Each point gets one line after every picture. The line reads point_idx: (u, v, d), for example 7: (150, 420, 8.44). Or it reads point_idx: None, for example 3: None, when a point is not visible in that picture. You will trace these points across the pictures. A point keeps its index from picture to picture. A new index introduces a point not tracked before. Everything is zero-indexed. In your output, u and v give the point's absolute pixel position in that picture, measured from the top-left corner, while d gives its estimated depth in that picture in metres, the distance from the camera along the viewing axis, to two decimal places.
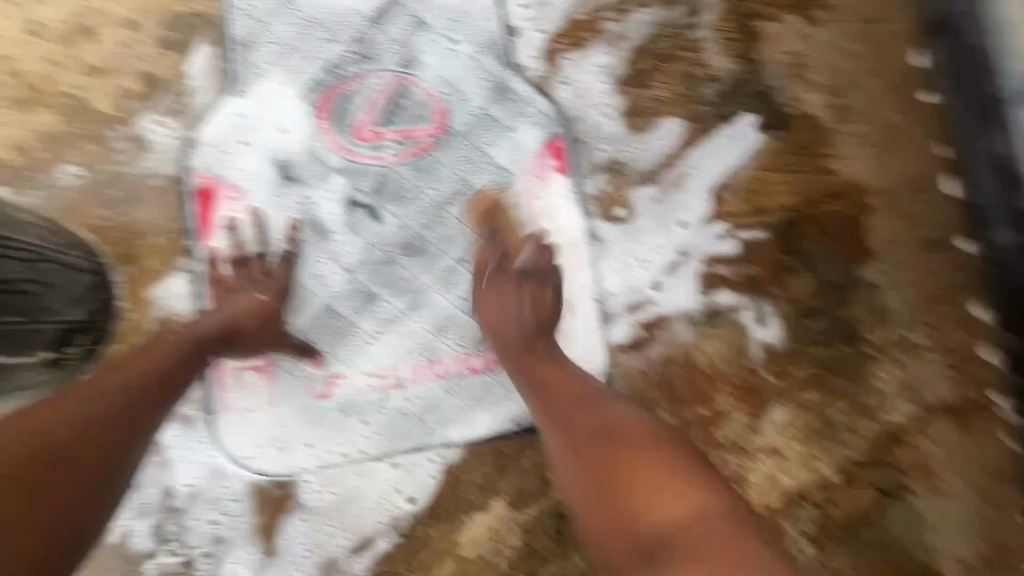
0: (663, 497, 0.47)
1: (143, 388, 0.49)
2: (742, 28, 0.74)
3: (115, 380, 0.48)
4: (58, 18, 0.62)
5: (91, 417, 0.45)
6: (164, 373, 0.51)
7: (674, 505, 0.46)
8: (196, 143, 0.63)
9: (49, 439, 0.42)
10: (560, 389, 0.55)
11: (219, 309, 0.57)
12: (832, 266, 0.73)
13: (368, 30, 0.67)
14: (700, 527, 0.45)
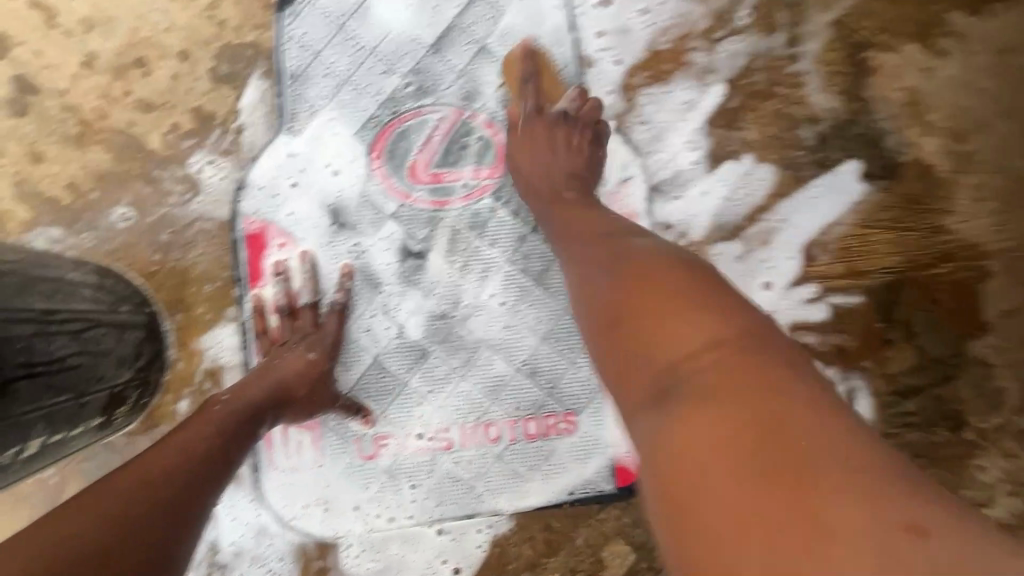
0: (676, 327, 0.36)
1: (201, 458, 0.44)
2: (851, 59, 0.64)
3: (168, 455, 0.43)
4: (111, 49, 0.59)
5: (146, 491, 0.40)
6: (222, 441, 0.46)
7: (686, 334, 0.35)
8: (246, 185, 0.59)
9: (99, 522, 0.37)
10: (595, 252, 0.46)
11: (266, 371, 0.53)
12: (940, 339, 0.64)
13: (427, 59, 0.61)
14: (730, 350, 0.34)
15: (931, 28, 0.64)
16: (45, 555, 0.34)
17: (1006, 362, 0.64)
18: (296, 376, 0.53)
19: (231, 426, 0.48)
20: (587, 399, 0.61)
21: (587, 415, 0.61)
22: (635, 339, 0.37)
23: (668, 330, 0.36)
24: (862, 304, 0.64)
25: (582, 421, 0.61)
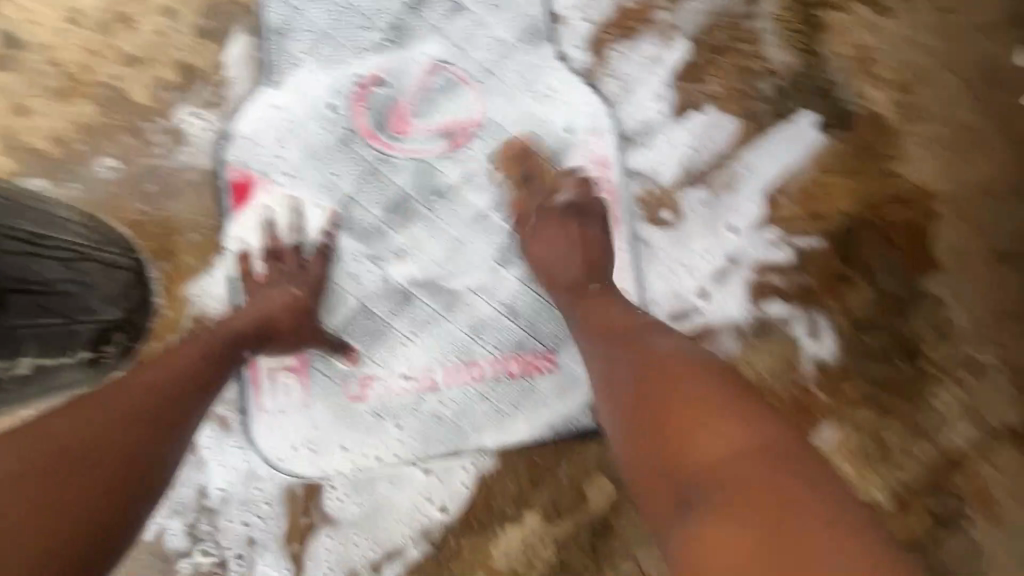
0: (708, 437, 0.44)
1: (181, 380, 0.48)
2: (805, 18, 0.68)
3: (156, 373, 0.46)
4: (97, 6, 0.61)
5: (131, 403, 0.44)
6: (199, 367, 0.49)
7: (719, 442, 0.44)
8: (231, 137, 0.61)
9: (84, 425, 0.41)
10: (623, 360, 0.51)
11: (254, 304, 0.56)
12: (895, 277, 0.68)
13: (405, 16, 0.64)
14: (767, 459, 0.43)
15: None
16: (31, 456, 0.39)
17: (957, 297, 0.68)
18: (282, 309, 0.57)
19: (208, 353, 0.51)
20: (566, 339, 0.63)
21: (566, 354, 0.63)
22: (659, 438, 0.46)
23: (696, 436, 0.45)
24: (824, 246, 0.67)
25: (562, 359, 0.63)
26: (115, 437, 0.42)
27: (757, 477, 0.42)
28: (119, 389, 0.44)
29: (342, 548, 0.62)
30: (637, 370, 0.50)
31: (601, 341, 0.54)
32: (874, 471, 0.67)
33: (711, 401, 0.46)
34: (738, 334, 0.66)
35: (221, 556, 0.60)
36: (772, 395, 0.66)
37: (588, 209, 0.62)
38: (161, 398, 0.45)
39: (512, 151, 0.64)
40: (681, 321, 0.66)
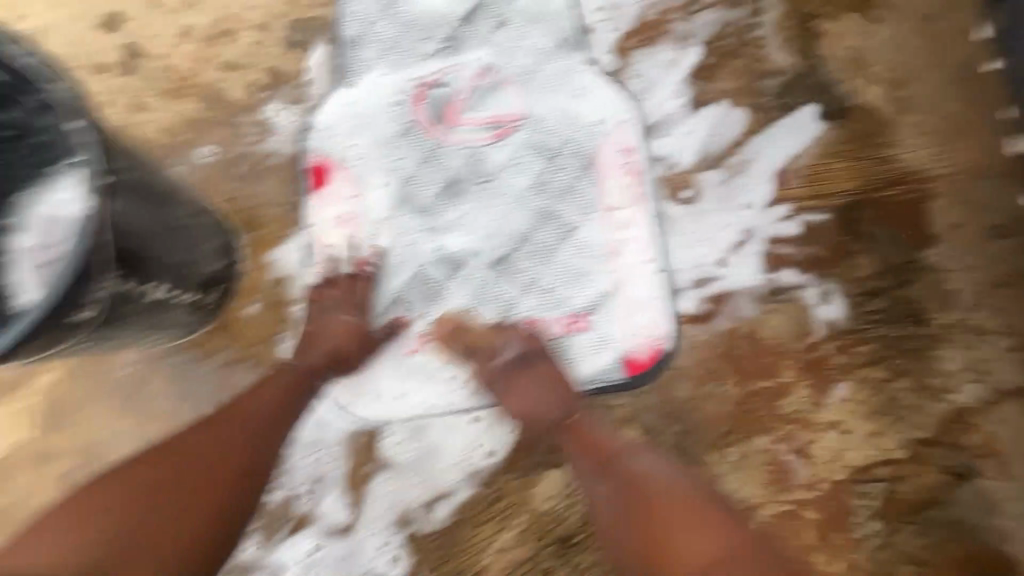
0: (689, 536, 0.56)
1: (269, 404, 0.60)
2: (804, 25, 0.78)
3: (259, 400, 0.60)
4: (204, 23, 0.73)
5: (235, 428, 0.57)
6: (290, 394, 0.62)
7: (700, 543, 0.56)
8: (311, 127, 0.72)
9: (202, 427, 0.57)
10: (588, 448, 0.63)
11: (319, 324, 0.66)
12: (897, 248, 0.75)
13: (459, 28, 0.75)
14: (721, 568, 0.55)
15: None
16: (131, 526, 0.50)
17: (957, 267, 0.74)
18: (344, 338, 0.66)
19: (292, 390, 0.62)
20: (598, 301, 0.71)
21: (599, 314, 0.71)
22: (658, 545, 0.56)
23: (666, 533, 0.57)
24: (829, 221, 0.75)
25: (596, 319, 0.71)
26: (223, 470, 0.55)
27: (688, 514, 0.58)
28: (225, 435, 0.57)
29: (398, 490, 0.68)
30: (598, 469, 0.62)
31: (584, 471, 0.62)
32: (888, 426, 0.71)
33: (669, 503, 0.59)
34: (755, 298, 0.73)
35: (290, 493, 0.68)
36: (788, 354, 0.72)
37: (535, 353, 0.67)
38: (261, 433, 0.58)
39: (444, 329, 0.69)
40: (703, 286, 0.73)
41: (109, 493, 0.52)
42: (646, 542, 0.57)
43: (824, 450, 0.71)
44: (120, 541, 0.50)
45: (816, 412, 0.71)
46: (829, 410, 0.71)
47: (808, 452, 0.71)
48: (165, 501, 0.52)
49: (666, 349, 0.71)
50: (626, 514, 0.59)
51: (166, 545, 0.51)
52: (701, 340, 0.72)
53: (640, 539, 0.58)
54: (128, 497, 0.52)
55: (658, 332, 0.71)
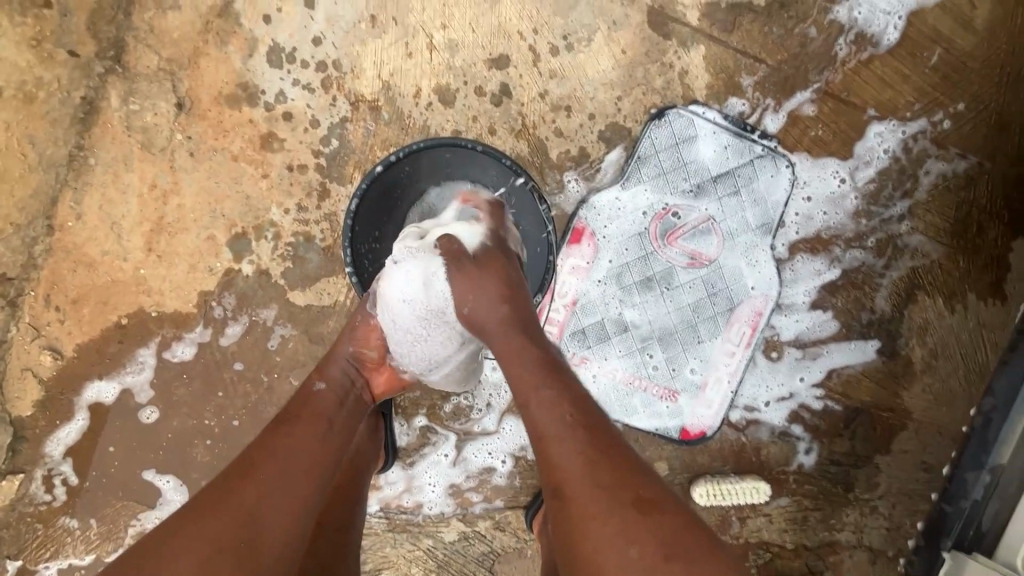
0: (575, 414, 0.71)
1: (229, 471, 0.67)
2: (907, 291, 1.14)
3: (225, 469, 0.68)
4: (557, 96, 1.03)
5: (207, 494, 0.64)
6: (248, 454, 0.69)
7: (572, 414, 0.71)
8: (587, 202, 1.05)
9: (189, 504, 0.64)
10: (544, 408, 0.72)
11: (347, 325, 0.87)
12: (864, 446, 1.17)
13: (708, 183, 1.07)
14: (604, 434, 0.70)
15: (955, 295, 1.13)
16: None
17: (887, 472, 1.17)
18: (355, 361, 0.85)
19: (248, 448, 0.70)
20: (688, 391, 1.12)
21: (683, 397, 1.12)
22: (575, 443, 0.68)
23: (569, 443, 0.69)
24: (839, 412, 1.16)
25: (680, 399, 1.12)
26: (231, 508, 0.62)
27: (567, 413, 0.71)
28: (192, 510, 0.63)
29: (515, 439, 1.12)
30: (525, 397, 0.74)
31: (548, 431, 0.70)
32: (792, 529, 1.19)
33: (569, 409, 0.72)
34: (772, 431, 1.16)
35: (472, 404, 1.11)
36: (768, 467, 1.16)
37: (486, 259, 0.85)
38: (292, 476, 0.67)
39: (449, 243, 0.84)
40: (748, 411, 1.14)
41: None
42: (578, 474, 0.66)
43: (753, 523, 1.18)
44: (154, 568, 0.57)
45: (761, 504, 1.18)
46: (769, 507, 1.18)
47: (743, 519, 1.18)
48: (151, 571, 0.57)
49: (708, 433, 1.13)
50: (552, 455, 0.69)
51: None
52: (728, 437, 1.15)
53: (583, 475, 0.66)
54: None
55: (709, 422, 1.13)
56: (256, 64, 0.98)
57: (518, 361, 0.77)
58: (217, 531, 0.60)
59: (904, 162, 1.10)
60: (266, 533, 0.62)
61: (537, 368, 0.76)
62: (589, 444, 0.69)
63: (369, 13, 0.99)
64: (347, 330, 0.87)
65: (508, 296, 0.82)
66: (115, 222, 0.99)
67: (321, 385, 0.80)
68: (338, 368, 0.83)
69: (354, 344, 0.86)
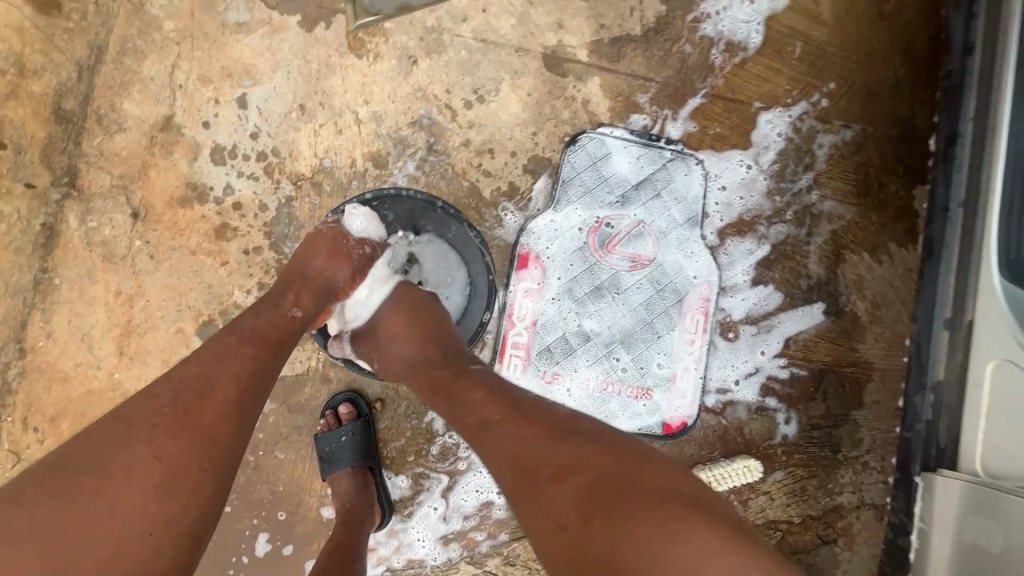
0: (493, 407, 0.78)
1: (167, 392, 0.69)
2: (835, 253, 1.23)
3: (160, 390, 0.69)
4: (479, 142, 1.14)
5: (146, 414, 0.66)
6: (188, 372, 0.71)
7: (490, 410, 0.78)
8: (525, 229, 1.14)
9: (121, 427, 0.65)
10: (467, 412, 0.79)
11: (334, 256, 0.93)
12: (838, 404, 1.22)
13: (631, 192, 1.17)
14: (520, 416, 0.75)
15: (878, 248, 1.23)
16: (110, 511, 0.61)
17: (867, 425, 1.22)
18: (332, 289, 0.92)
19: (185, 368, 0.71)
20: (660, 386, 1.17)
21: (657, 393, 1.16)
22: (498, 433, 0.74)
23: (493, 437, 0.74)
24: (806, 377, 1.22)
25: (654, 395, 1.16)
26: (181, 431, 0.66)
27: (485, 411, 0.78)
28: (130, 433, 0.65)
29: None
30: (452, 410, 0.82)
31: (473, 432, 0.77)
32: (795, 502, 1.20)
33: (489, 404, 0.79)
34: (749, 408, 1.20)
35: (458, 442, 1.12)
36: (754, 444, 1.20)
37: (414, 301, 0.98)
38: (241, 399, 0.71)
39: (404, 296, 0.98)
40: (721, 393, 1.19)
41: (88, 507, 0.60)
42: (506, 462, 0.71)
43: (755, 504, 1.20)
44: (103, 487, 0.61)
45: (758, 483, 1.20)
46: (766, 484, 1.20)
47: (746, 502, 1.20)
48: (92, 503, 0.60)
49: (689, 423, 1.17)
50: (485, 453, 0.75)
51: (162, 527, 0.62)
52: (708, 423, 1.19)
53: (509, 460, 0.71)
54: (105, 526, 0.60)
55: (687, 412, 1.17)
56: (201, 166, 1.07)
57: (438, 383, 0.86)
58: (171, 453, 0.65)
59: (798, 141, 1.23)
60: (220, 450, 0.68)
61: (455, 381, 0.84)
62: (509, 429, 0.74)
63: (298, 103, 1.09)
64: (344, 260, 0.93)
65: (417, 332, 0.93)
66: (85, 334, 1.03)
67: (297, 310, 0.85)
68: (314, 293, 0.89)
69: (346, 277, 0.93)
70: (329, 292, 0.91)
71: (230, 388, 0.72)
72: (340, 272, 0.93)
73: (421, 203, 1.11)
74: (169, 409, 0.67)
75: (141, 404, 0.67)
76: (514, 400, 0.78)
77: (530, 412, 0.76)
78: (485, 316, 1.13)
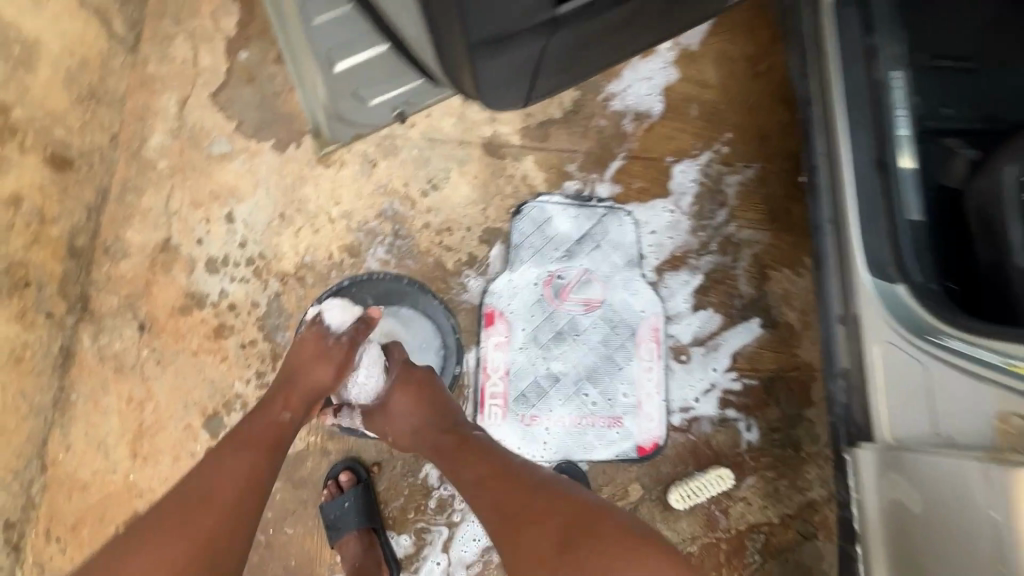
0: (481, 462, 0.90)
1: (186, 491, 0.80)
2: (760, 272, 1.41)
3: (179, 490, 0.80)
4: (438, 223, 1.32)
5: (166, 512, 0.78)
6: (201, 475, 0.82)
7: (478, 464, 0.90)
8: (488, 291, 1.30)
9: (147, 524, 0.77)
10: (459, 468, 0.91)
11: (319, 356, 1.03)
12: (791, 405, 1.35)
13: (574, 246, 1.35)
14: (505, 469, 0.87)
15: (796, 263, 1.42)
16: None
17: (821, 421, 1.34)
18: (320, 387, 1.01)
19: (198, 472, 0.83)
20: (628, 412, 1.29)
21: (627, 419, 1.29)
22: (486, 485, 0.86)
23: (481, 488, 0.86)
24: (757, 385, 1.35)
25: (625, 422, 1.29)
26: (191, 526, 0.76)
27: (475, 465, 0.90)
28: (153, 530, 0.76)
29: None
30: (448, 466, 0.93)
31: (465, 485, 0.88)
32: (771, 503, 1.30)
33: (477, 460, 0.90)
34: (712, 421, 1.32)
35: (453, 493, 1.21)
36: (723, 454, 1.31)
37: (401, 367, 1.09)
38: (243, 495, 0.81)
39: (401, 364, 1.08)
40: (684, 411, 1.32)
41: None
42: (493, 510, 0.83)
43: (736, 510, 1.30)
44: None
45: (734, 490, 1.30)
46: (742, 490, 1.30)
47: (727, 510, 1.30)
48: None
49: (660, 443, 1.29)
50: (474, 502, 0.86)
51: None
52: (678, 441, 1.31)
53: (496, 508, 0.83)
54: None
55: (657, 433, 1.29)
56: (198, 277, 1.22)
57: (435, 443, 0.97)
58: (183, 548, 0.74)
59: (709, 183, 1.44)
60: (222, 543, 0.76)
61: (449, 440, 0.96)
62: (494, 481, 0.86)
63: (278, 212, 1.27)
64: (326, 359, 1.03)
65: (416, 394, 1.04)
66: (100, 442, 1.13)
67: (287, 415, 0.95)
68: (301, 396, 0.98)
69: (333, 373, 1.02)
70: (316, 392, 1.01)
71: (233, 488, 0.81)
72: (323, 372, 1.02)
73: (392, 281, 1.27)
74: (185, 507, 0.78)
75: (162, 503, 0.79)
76: (498, 454, 0.90)
77: (511, 466, 0.88)
78: (464, 372, 1.27)
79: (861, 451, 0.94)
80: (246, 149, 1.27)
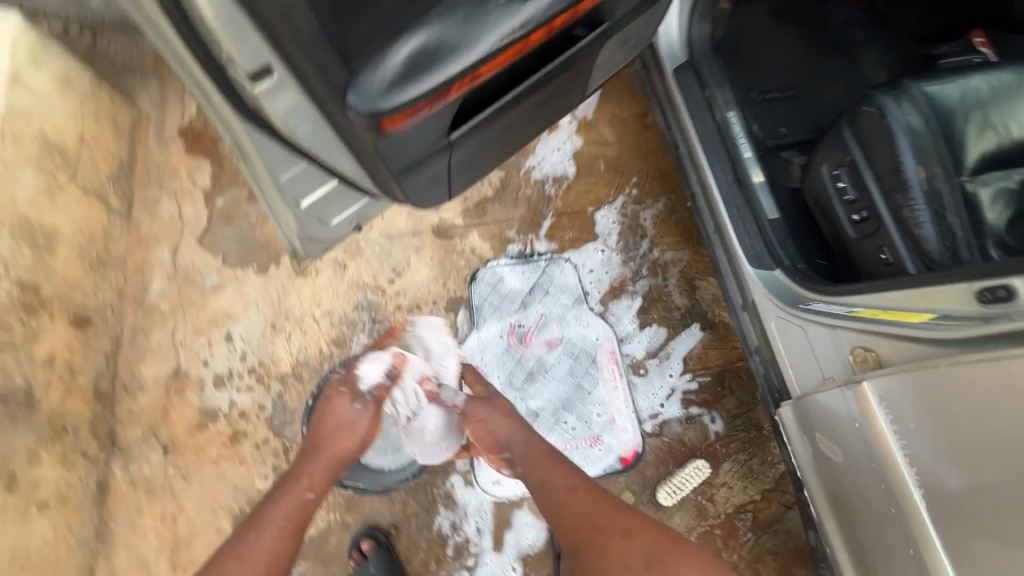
0: (578, 482, 1.10)
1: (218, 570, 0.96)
2: (689, 284, 1.64)
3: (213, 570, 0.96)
4: (408, 303, 1.53)
5: None
6: (233, 554, 0.98)
7: (574, 483, 1.10)
8: (462, 350, 1.50)
9: None
10: (551, 485, 1.11)
11: (349, 421, 1.22)
12: (745, 391, 1.54)
13: (527, 296, 1.58)
14: (598, 492, 1.09)
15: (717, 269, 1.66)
16: None
17: None
18: (345, 456, 1.18)
19: (230, 553, 0.98)
20: (605, 429, 1.47)
21: (605, 436, 1.46)
22: (583, 499, 1.07)
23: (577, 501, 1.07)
24: (711, 380, 1.54)
25: (604, 438, 1.46)
26: None
27: (571, 483, 1.10)
28: None
29: (515, 545, 1.35)
30: (539, 482, 1.13)
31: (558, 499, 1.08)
32: (750, 482, 1.46)
33: (574, 479, 1.11)
34: (680, 421, 1.50)
35: (466, 537, 1.34)
36: (697, 447, 1.48)
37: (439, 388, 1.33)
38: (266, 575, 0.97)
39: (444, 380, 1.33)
40: (654, 418, 1.49)
41: None
42: (587, 519, 1.04)
43: (720, 496, 1.45)
44: None
45: (714, 477, 1.46)
46: (721, 476, 1.46)
47: (712, 497, 1.45)
48: None
49: (639, 450, 1.46)
50: (566, 510, 1.06)
51: None
52: (654, 445, 1.47)
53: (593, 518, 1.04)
54: None
55: (634, 442, 1.46)
56: (208, 394, 1.39)
57: (532, 462, 1.16)
58: None
59: (629, 220, 1.69)
60: None
61: (548, 461, 1.16)
62: (592, 498, 1.07)
63: (269, 323, 1.47)
64: (357, 422, 1.22)
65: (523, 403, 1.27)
66: (142, 560, 1.29)
67: (311, 494, 1.10)
68: (327, 469, 1.15)
69: (361, 434, 1.22)
70: (339, 464, 1.18)
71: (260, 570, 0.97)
72: (347, 444, 1.19)
73: None
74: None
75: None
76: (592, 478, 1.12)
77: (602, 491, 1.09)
78: None
79: (783, 410, 1.13)
80: (233, 276, 1.48)
